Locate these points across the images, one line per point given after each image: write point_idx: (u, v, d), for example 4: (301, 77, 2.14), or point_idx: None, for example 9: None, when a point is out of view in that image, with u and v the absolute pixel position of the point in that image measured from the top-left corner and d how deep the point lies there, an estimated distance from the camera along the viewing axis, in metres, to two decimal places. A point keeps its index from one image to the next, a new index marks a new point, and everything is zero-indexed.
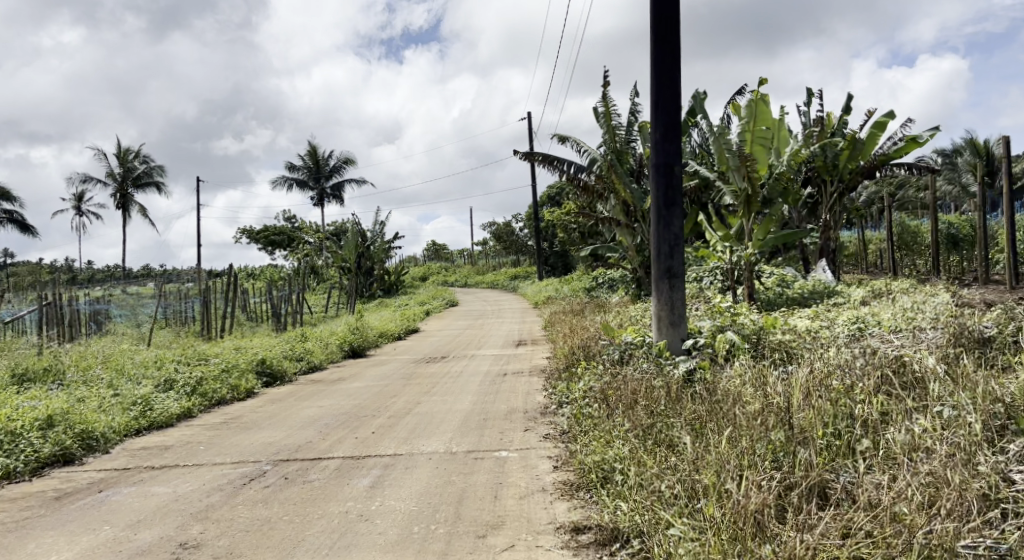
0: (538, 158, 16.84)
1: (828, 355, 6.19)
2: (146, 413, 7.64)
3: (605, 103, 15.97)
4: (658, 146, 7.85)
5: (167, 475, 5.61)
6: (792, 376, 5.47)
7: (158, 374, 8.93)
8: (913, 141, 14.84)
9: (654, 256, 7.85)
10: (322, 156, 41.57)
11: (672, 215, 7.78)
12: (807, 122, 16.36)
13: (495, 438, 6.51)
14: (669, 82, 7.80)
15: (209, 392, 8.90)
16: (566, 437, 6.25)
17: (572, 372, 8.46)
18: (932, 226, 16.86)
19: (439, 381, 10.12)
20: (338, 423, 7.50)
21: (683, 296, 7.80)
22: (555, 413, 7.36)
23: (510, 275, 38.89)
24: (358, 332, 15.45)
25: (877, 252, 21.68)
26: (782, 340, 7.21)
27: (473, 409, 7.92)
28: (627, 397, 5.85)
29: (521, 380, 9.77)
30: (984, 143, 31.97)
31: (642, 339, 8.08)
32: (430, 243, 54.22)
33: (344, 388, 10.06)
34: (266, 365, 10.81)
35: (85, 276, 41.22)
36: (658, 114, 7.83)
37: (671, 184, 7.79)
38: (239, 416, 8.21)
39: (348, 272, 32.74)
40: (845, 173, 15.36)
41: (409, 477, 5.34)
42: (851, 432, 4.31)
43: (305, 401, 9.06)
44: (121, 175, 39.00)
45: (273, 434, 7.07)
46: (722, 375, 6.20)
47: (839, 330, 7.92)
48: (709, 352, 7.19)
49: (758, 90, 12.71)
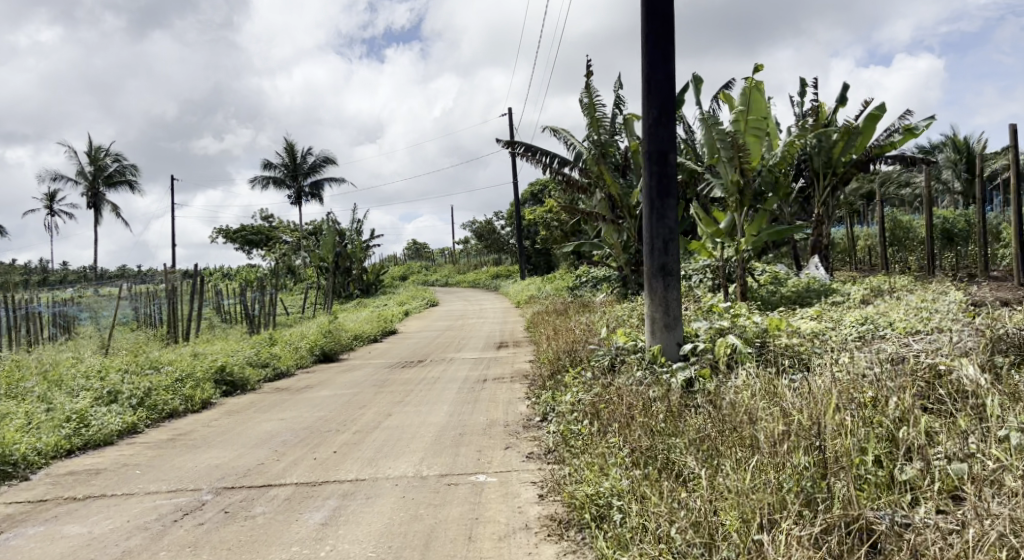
0: (520, 150, 16.16)
1: (845, 362, 5.53)
2: (81, 430, 6.82)
3: (589, 94, 15.30)
4: (650, 132, 7.13)
5: (86, 511, 4.82)
6: (812, 386, 4.78)
7: (102, 385, 8.08)
8: (909, 132, 14.28)
9: (646, 252, 7.14)
10: (300, 154, 40.54)
11: (666, 207, 7.07)
12: (799, 112, 15.75)
13: (472, 457, 5.78)
14: (662, 60, 7.11)
15: (158, 404, 8.06)
16: (551, 457, 5.54)
17: (558, 380, 7.72)
18: (927, 221, 16.37)
19: (414, 389, 9.30)
20: (296, 441, 6.72)
21: (678, 295, 7.08)
22: (539, 427, 6.63)
23: (492, 274, 38.13)
24: (331, 335, 14.63)
25: (867, 248, 21.18)
26: (789, 344, 6.54)
27: (449, 422, 7.15)
28: (621, 413, 5.13)
29: (503, 387, 9.01)
30: (965, 140, 31.78)
31: (633, 343, 7.35)
32: (410, 243, 53.40)
33: (311, 398, 9.28)
34: (225, 373, 9.98)
35: (56, 278, 39.90)
36: (651, 95, 7.12)
37: (666, 173, 7.09)
38: (189, 432, 7.40)
39: (325, 272, 31.88)
40: (839, 166, 14.79)
41: (372, 510, 4.60)
42: (892, 457, 3.67)
43: (265, 414, 8.26)
44: (92, 173, 37.79)
45: (220, 455, 6.28)
46: (727, 386, 5.49)
47: (848, 331, 7.27)
48: (709, 358, 6.49)
49: (752, 77, 12.07)
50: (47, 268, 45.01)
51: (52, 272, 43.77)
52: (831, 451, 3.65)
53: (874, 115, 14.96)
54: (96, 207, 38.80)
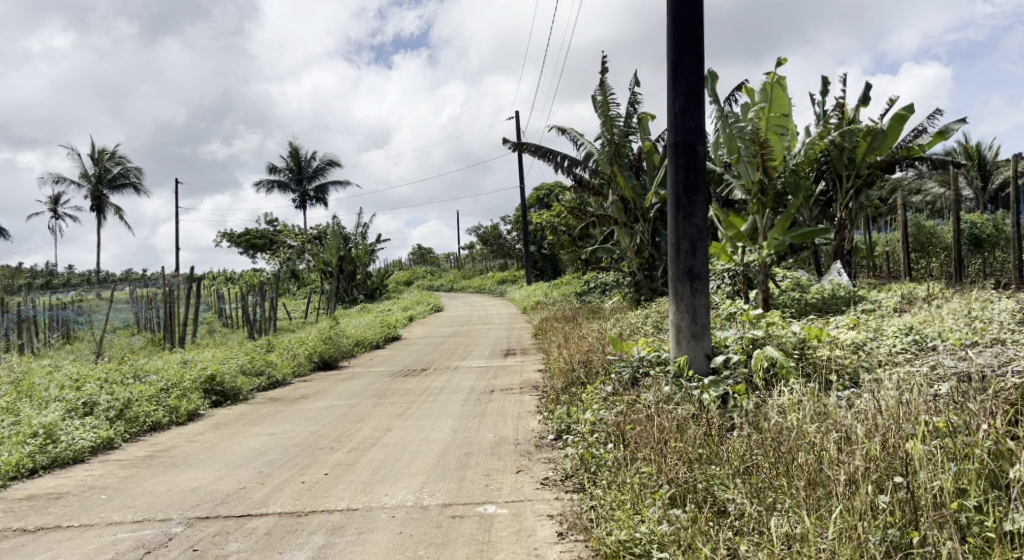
0: (529, 149, 15.56)
1: (901, 378, 4.92)
2: (47, 446, 6.19)
3: (602, 92, 14.67)
4: (676, 121, 6.48)
5: (34, 548, 4.20)
6: (875, 408, 4.13)
7: (77, 396, 7.44)
8: (939, 134, 13.62)
9: (671, 255, 6.49)
10: (304, 158, 39.99)
11: (693, 204, 6.42)
12: (822, 112, 15.10)
13: (479, 483, 5.11)
14: (690, 44, 6.45)
15: (138, 417, 7.44)
16: (570, 484, 4.90)
17: (573, 394, 7.07)
18: (954, 225, 15.70)
19: (416, 401, 8.65)
20: (284, 461, 6.08)
21: (707, 302, 6.42)
22: (553, 447, 5.98)
23: (498, 279, 37.50)
24: (331, 341, 14.00)
25: (888, 255, 20.47)
26: (833, 356, 5.88)
27: (454, 440, 6.49)
28: (650, 436, 4.51)
29: (512, 399, 8.35)
30: (977, 144, 31.10)
31: (657, 354, 6.68)
32: (415, 248, 52.83)
33: (305, 409, 8.63)
34: (216, 382, 9.32)
35: (60, 281, 39.39)
36: (677, 81, 6.46)
37: (693, 167, 6.43)
38: (170, 448, 6.76)
39: (329, 276, 31.24)
40: (863, 167, 14.18)
41: (362, 552, 3.96)
42: (998, 499, 3.13)
43: (255, 428, 7.61)
44: (95, 176, 37.28)
45: (200, 477, 5.64)
46: (769, 405, 4.85)
47: (891, 342, 6.62)
48: (744, 373, 5.85)
49: (774, 72, 11.25)
50: (52, 270, 44.65)
51: (57, 274, 43.37)
52: (925, 495, 3.13)
53: (900, 115, 14.32)
54: (100, 210, 38.35)
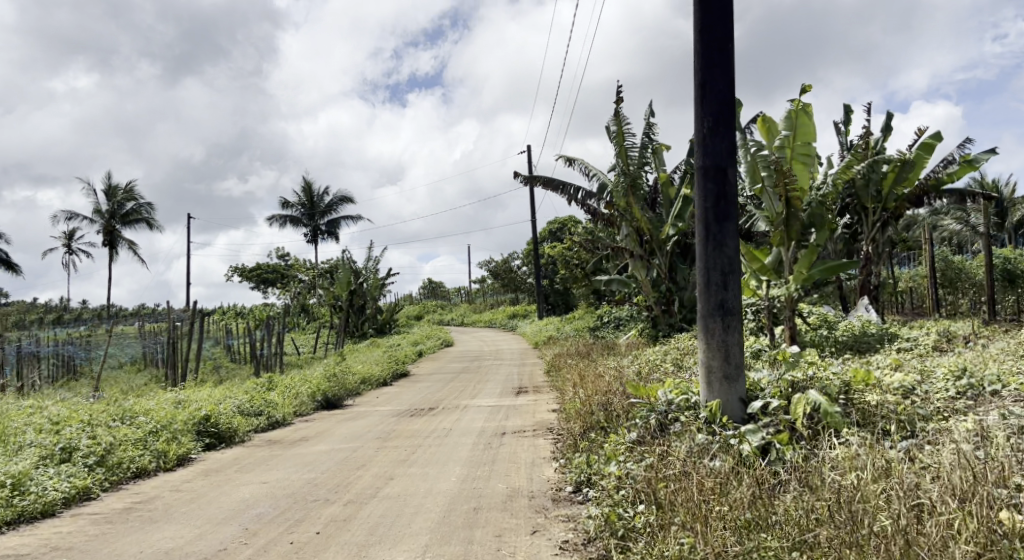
0: (542, 181, 15.11)
1: (971, 429, 4.32)
2: (14, 498, 5.63)
3: (618, 122, 14.26)
4: (703, 143, 5.96)
5: None
6: (950, 466, 3.61)
7: (54, 441, 6.88)
8: (968, 164, 13.07)
9: (700, 288, 5.92)
10: (317, 193, 39.85)
11: (725, 233, 5.85)
12: (846, 142, 14.61)
13: (489, 546, 4.51)
14: (720, 59, 5.94)
15: (122, 462, 6.87)
16: (595, 551, 4.28)
17: (593, 441, 6.45)
18: (985, 260, 15.06)
19: (422, 444, 8.04)
20: (275, 515, 5.49)
21: (740, 340, 5.82)
22: (572, 502, 5.37)
23: (509, 314, 36.89)
24: (337, 378, 13.40)
25: (913, 290, 19.78)
26: (883, 402, 5.28)
27: (461, 492, 5.87)
28: (689, 496, 3.95)
29: (524, 443, 7.72)
30: (994, 180, 30.56)
31: (685, 396, 6.06)
32: (425, 282, 52.44)
33: (304, 453, 8.04)
34: (209, 423, 8.74)
35: (71, 316, 39.09)
36: (704, 100, 5.96)
37: (724, 192, 5.88)
38: (153, 498, 6.18)
39: (339, 311, 30.73)
40: (890, 200, 13.65)
41: None
42: None
43: (247, 475, 7.02)
44: (108, 211, 37.15)
45: (179, 535, 5.06)
46: (820, 458, 4.26)
47: (943, 383, 6.01)
48: (786, 420, 5.25)
49: (799, 99, 10.76)
50: (65, 306, 44.53)
51: (70, 309, 43.25)
52: None
53: (927, 145, 13.81)
54: (112, 245, 38.18)
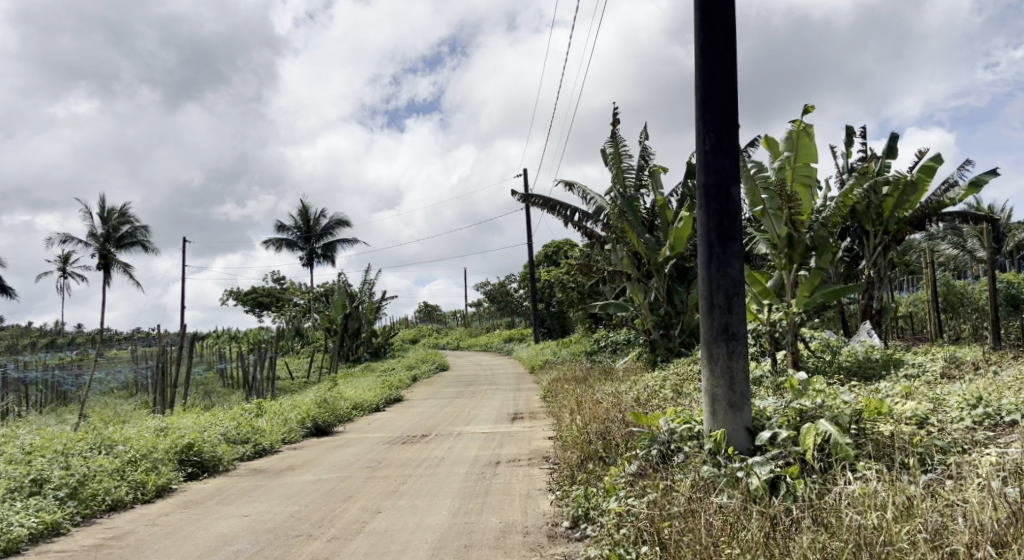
0: (538, 202, 14.89)
1: (996, 464, 4.03)
2: None
3: (615, 144, 14.12)
4: (706, 160, 5.73)
5: None
6: (979, 505, 3.34)
7: (24, 472, 6.55)
8: (970, 186, 12.88)
9: (703, 311, 5.65)
10: (313, 217, 39.63)
11: (728, 253, 5.60)
12: (847, 164, 14.44)
13: None
14: (722, 76, 5.73)
15: (96, 494, 6.54)
16: None
17: (591, 472, 6.13)
18: (988, 284, 14.79)
19: (412, 474, 7.70)
20: (253, 552, 5.17)
21: (746, 366, 5.54)
22: (569, 539, 5.06)
23: (506, 338, 36.54)
24: (328, 404, 13.05)
25: (914, 314, 19.53)
26: (898, 433, 4.98)
27: (452, 527, 5.55)
28: (697, 537, 3.65)
29: (519, 473, 7.38)
30: (991, 206, 30.51)
31: (688, 425, 5.75)
32: (421, 306, 52.12)
33: (289, 483, 7.70)
34: (192, 451, 8.40)
35: (63, 340, 38.60)
36: (706, 117, 5.73)
37: (727, 211, 5.63)
38: (126, 533, 5.85)
39: (333, 334, 30.34)
40: (891, 223, 13.43)
41: None
42: None
43: (227, 508, 6.68)
44: (102, 235, 36.82)
45: None
46: (836, 494, 3.97)
47: (959, 412, 5.71)
48: (795, 451, 4.96)
49: (800, 120, 10.57)
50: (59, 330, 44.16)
51: (63, 333, 42.76)
52: None
53: (928, 168, 13.64)
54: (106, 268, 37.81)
